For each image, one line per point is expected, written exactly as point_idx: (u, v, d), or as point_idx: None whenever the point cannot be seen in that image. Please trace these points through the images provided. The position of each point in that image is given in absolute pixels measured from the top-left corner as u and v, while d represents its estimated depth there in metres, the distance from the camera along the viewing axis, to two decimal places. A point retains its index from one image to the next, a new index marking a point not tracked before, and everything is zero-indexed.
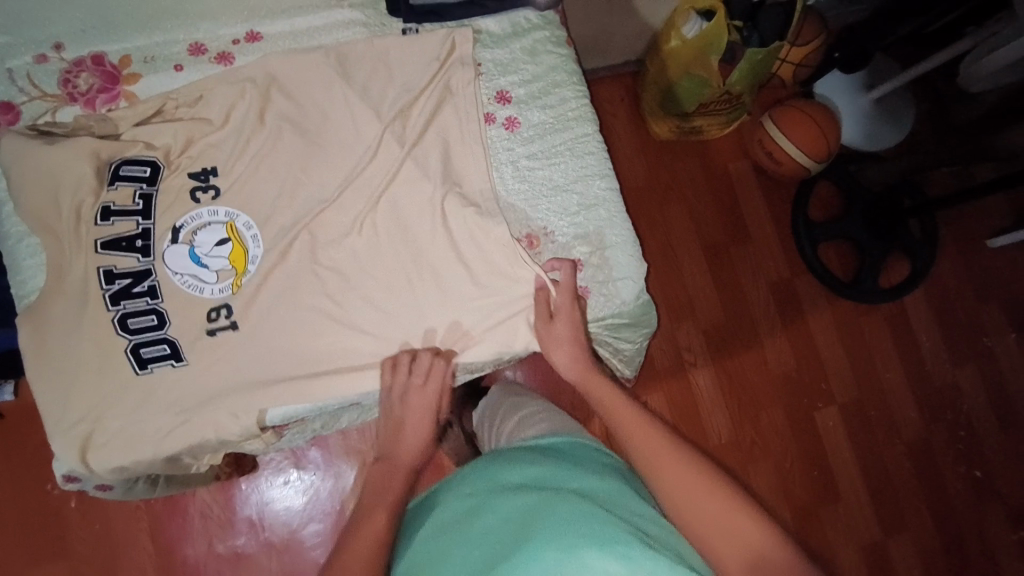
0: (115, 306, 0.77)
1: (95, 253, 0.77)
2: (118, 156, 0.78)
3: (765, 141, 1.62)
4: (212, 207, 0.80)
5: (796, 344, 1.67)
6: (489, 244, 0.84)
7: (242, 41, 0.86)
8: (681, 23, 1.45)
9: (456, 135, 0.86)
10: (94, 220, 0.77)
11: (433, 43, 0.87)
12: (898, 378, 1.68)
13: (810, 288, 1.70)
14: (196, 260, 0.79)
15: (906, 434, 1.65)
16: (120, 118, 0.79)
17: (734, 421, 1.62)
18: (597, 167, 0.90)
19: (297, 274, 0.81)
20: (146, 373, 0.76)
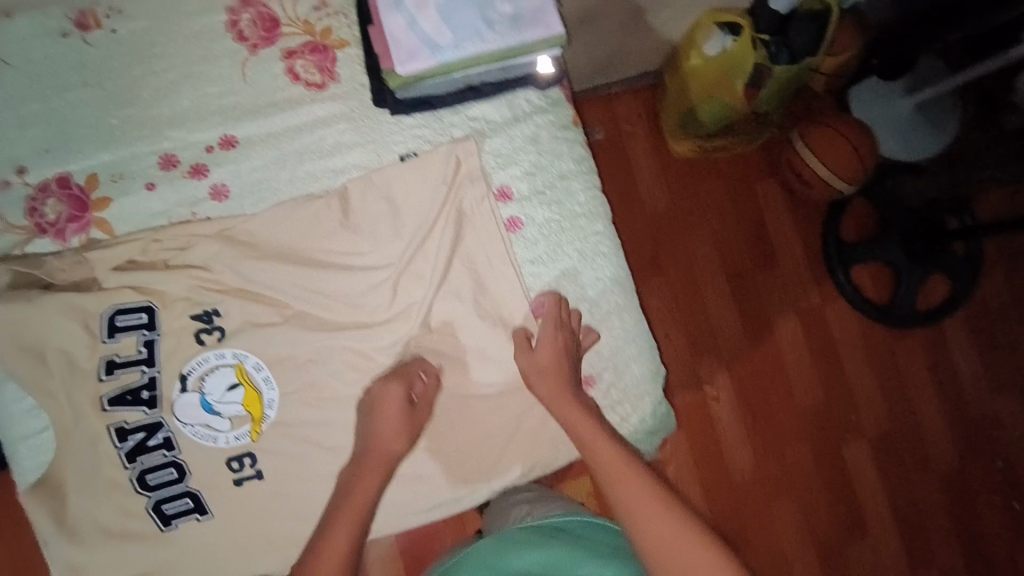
0: (132, 463, 0.73)
1: (104, 412, 0.73)
2: (109, 306, 0.73)
3: (794, 161, 1.49)
4: (219, 348, 0.76)
5: (825, 374, 1.57)
6: (491, 360, 0.81)
7: (216, 148, 0.78)
8: (702, 40, 1.29)
9: (467, 252, 0.82)
10: (98, 375, 0.73)
11: (437, 165, 0.81)
12: (934, 409, 1.59)
13: (842, 317, 1.60)
14: (208, 408, 0.75)
15: (939, 464, 1.57)
16: (96, 261, 0.73)
17: (757, 457, 1.53)
18: (611, 273, 0.83)
19: (297, 407, 0.77)
20: (170, 530, 0.74)
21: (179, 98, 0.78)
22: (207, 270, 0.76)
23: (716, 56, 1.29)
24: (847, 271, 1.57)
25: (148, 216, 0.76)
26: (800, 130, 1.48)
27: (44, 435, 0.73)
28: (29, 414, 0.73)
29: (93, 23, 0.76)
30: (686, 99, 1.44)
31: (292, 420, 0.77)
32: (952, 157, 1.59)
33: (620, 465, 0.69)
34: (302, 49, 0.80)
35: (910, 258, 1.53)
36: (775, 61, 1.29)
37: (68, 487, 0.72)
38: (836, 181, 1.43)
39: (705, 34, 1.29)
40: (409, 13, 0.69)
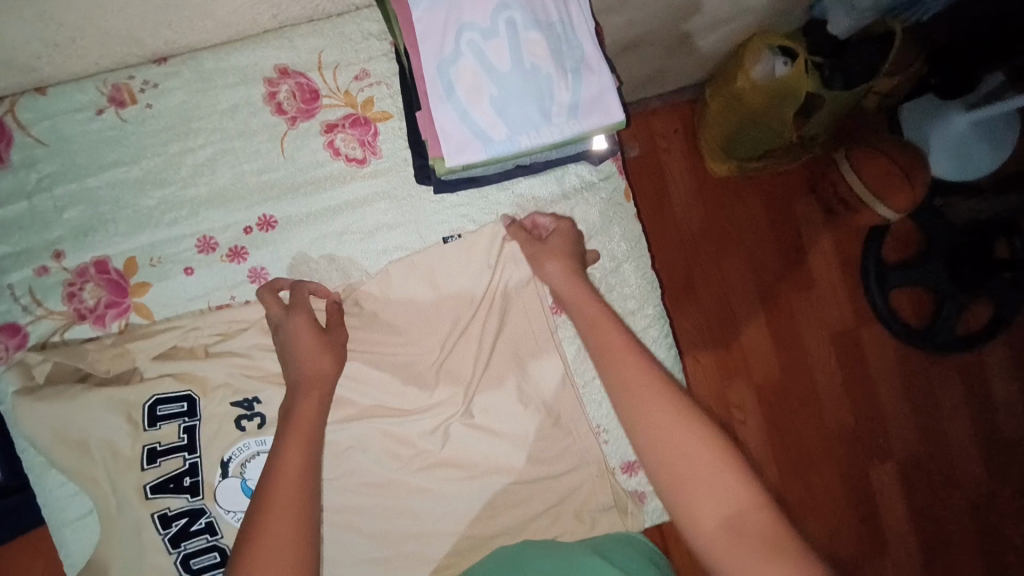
0: (175, 548, 0.71)
1: (146, 500, 0.70)
2: (150, 395, 0.72)
3: (839, 187, 1.42)
4: (261, 434, 0.73)
5: (857, 400, 1.54)
6: (532, 446, 0.80)
7: (254, 229, 0.76)
8: (751, 63, 1.21)
9: (512, 333, 0.80)
10: (140, 464, 0.71)
11: (479, 246, 0.78)
12: (967, 435, 1.55)
13: (877, 341, 1.55)
14: (251, 494, 0.72)
15: (969, 492, 1.54)
16: (138, 350, 0.73)
17: (782, 481, 1.50)
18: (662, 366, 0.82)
19: (339, 495, 0.76)
20: None
21: (216, 175, 0.75)
22: (252, 357, 0.74)
23: (765, 80, 1.20)
24: (885, 296, 1.52)
25: (188, 299, 0.75)
26: (846, 153, 1.40)
27: (90, 519, 0.74)
28: (77, 499, 0.74)
29: (128, 97, 0.73)
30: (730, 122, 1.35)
31: (336, 510, 0.76)
32: (1004, 183, 1.52)
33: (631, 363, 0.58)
34: (342, 121, 0.77)
35: (954, 283, 1.48)
36: (828, 85, 1.20)
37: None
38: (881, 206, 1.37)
39: (755, 56, 1.21)
40: (460, 104, 0.65)
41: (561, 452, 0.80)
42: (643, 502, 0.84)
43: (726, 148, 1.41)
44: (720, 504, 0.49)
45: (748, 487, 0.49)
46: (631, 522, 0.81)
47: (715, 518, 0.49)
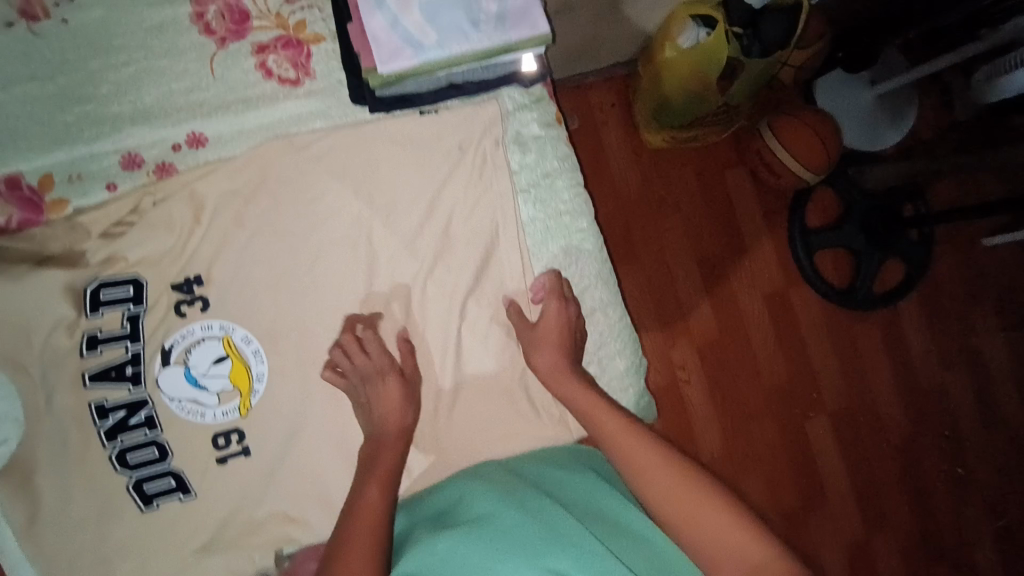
0: (111, 441, 0.72)
1: (83, 388, 0.71)
2: (94, 281, 0.71)
3: (763, 153, 1.53)
4: (205, 319, 0.74)
5: (790, 356, 1.64)
6: (484, 367, 0.82)
7: (183, 146, 0.74)
8: (676, 33, 1.30)
9: (447, 249, 0.81)
10: (80, 351, 0.70)
11: (465, 129, 0.81)
12: (889, 383, 1.68)
13: (805, 301, 1.66)
14: (194, 383, 0.74)
15: (894, 436, 1.67)
16: (91, 221, 0.71)
17: (727, 438, 1.59)
18: (595, 271, 0.84)
19: (271, 416, 0.76)
20: (152, 509, 0.72)
21: (141, 93, 0.73)
22: (187, 271, 0.74)
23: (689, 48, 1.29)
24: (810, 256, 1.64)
25: (105, 212, 0.71)
26: (769, 123, 1.50)
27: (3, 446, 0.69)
28: None
29: (41, 11, 0.71)
30: (660, 94, 1.44)
31: (271, 427, 0.76)
32: (907, 148, 1.68)
33: (646, 451, 0.70)
34: (274, 42, 0.77)
35: (868, 240, 1.62)
36: (747, 55, 1.26)
37: (34, 482, 0.69)
38: (804, 170, 1.48)
39: (679, 27, 1.30)
40: (391, 12, 0.67)
41: (498, 424, 0.82)
42: None
43: (659, 121, 1.50)
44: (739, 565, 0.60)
45: (759, 544, 0.61)
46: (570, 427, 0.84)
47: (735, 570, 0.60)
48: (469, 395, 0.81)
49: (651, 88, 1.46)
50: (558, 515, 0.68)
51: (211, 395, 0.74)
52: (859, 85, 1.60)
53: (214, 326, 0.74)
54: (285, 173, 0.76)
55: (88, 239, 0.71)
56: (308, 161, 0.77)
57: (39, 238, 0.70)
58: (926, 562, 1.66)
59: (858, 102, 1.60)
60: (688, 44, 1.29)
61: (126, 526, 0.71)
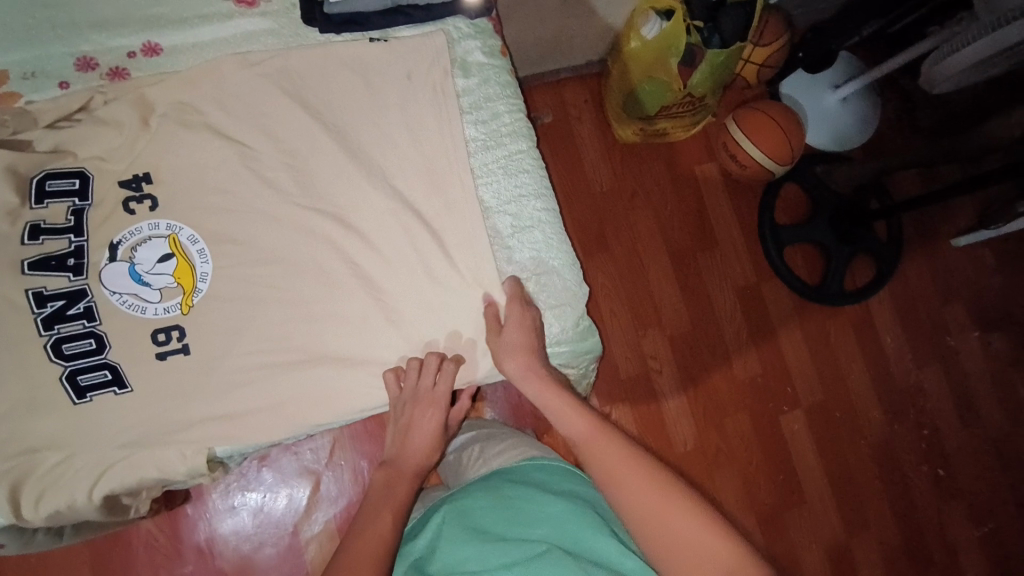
0: (48, 330, 0.72)
1: (21, 276, 0.71)
2: (40, 171, 0.72)
3: (730, 145, 1.56)
4: (153, 219, 0.75)
5: (763, 350, 1.63)
6: (426, 286, 0.80)
7: (138, 54, 0.78)
8: (640, 23, 1.37)
9: (388, 170, 0.82)
10: (21, 239, 0.72)
11: (414, 57, 0.84)
12: (864, 381, 1.65)
13: (777, 294, 1.66)
14: (137, 279, 0.74)
15: (870, 434, 1.62)
16: (41, 111, 0.74)
17: (699, 428, 1.56)
18: (532, 186, 0.85)
19: (212, 318, 0.76)
20: (85, 403, 0.72)
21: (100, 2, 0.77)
22: (136, 169, 0.75)
23: (653, 37, 1.35)
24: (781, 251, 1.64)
25: (56, 106, 0.74)
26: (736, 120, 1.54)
27: None
28: None
29: None
30: (628, 85, 1.48)
31: (209, 327, 0.76)
32: (871, 144, 1.71)
33: (616, 451, 0.65)
34: None
35: (837, 237, 1.62)
36: (708, 46, 1.32)
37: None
38: (770, 163, 1.52)
39: (643, 19, 1.37)
40: None
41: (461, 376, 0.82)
42: None
43: (627, 112, 1.53)
44: (705, 567, 0.55)
45: (728, 542, 0.56)
46: None
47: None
48: (417, 320, 0.80)
49: (620, 79, 1.50)
50: (541, 560, 0.62)
51: (154, 294, 0.75)
52: (823, 88, 1.64)
53: (161, 228, 0.75)
54: (233, 87, 0.78)
55: (34, 128, 0.74)
56: (255, 73, 0.79)
57: None
58: (907, 566, 1.58)
59: (823, 104, 1.65)
60: (651, 33, 1.35)
61: (57, 418, 0.71)
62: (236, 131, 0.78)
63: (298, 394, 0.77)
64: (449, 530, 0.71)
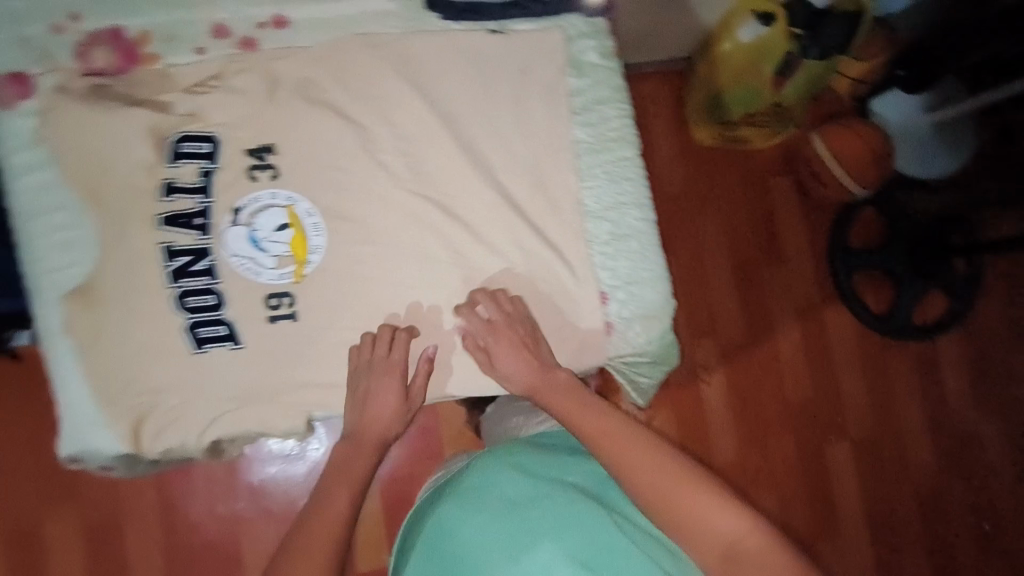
0: (176, 282, 0.79)
1: (156, 229, 0.77)
2: (177, 132, 0.77)
3: (810, 160, 1.53)
4: (273, 188, 0.79)
5: (816, 375, 1.59)
6: (518, 282, 0.83)
7: (268, 26, 0.80)
8: (737, 25, 1.30)
9: (491, 161, 0.83)
10: (157, 195, 0.77)
11: (529, 51, 0.84)
12: (917, 422, 1.61)
13: (838, 320, 1.61)
14: (255, 244, 0.79)
15: (916, 476, 1.59)
16: (180, 75, 0.78)
17: (740, 443, 1.55)
18: (633, 195, 0.85)
19: (324, 290, 0.81)
20: (202, 352, 0.79)
21: None
22: (262, 139, 0.79)
23: (750, 40, 1.31)
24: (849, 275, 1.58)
25: (193, 70, 0.78)
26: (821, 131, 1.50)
27: (73, 270, 0.77)
28: (65, 249, 0.77)
29: None
30: (715, 86, 1.44)
31: (320, 297, 0.81)
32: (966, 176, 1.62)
33: (627, 436, 0.67)
34: None
35: (913, 269, 1.52)
36: (806, 56, 1.26)
37: (100, 308, 0.78)
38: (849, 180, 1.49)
39: (741, 21, 1.30)
40: None
41: None
42: (610, 335, 0.84)
43: (709, 114, 1.50)
44: (720, 541, 0.59)
45: (741, 520, 0.59)
46: (591, 352, 0.83)
47: (716, 549, 0.59)
48: None
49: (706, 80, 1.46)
50: (568, 504, 0.68)
51: (269, 262, 0.80)
52: None
53: (279, 198, 0.80)
54: (355, 68, 0.80)
55: (172, 90, 0.77)
56: (376, 56, 0.81)
57: (134, 82, 0.77)
58: None
59: None
60: (747, 37, 1.30)
61: (177, 363, 0.79)
62: (354, 112, 0.80)
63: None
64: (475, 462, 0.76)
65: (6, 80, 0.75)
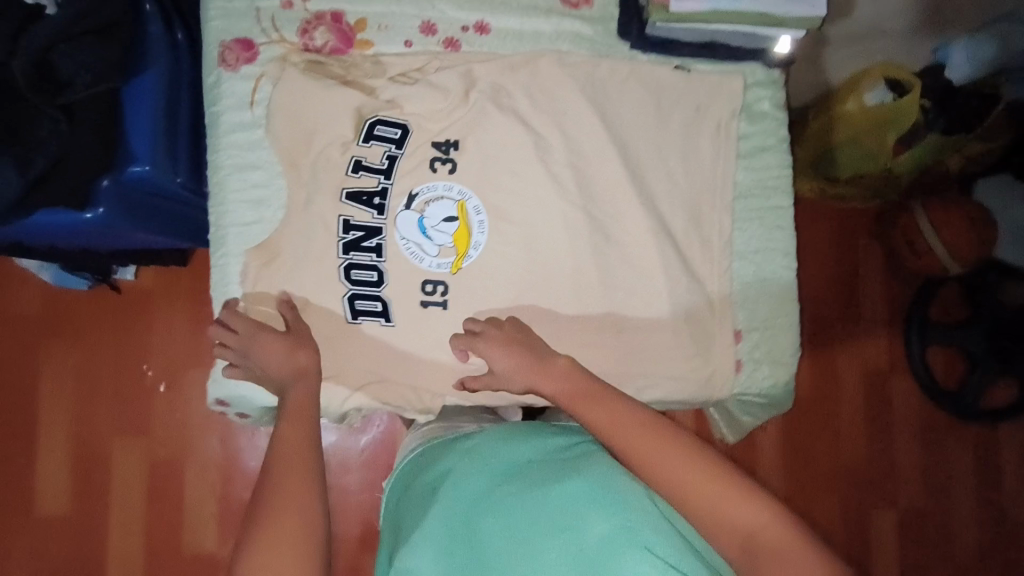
0: (345, 254, 0.83)
1: (339, 202, 0.83)
2: (375, 115, 0.83)
3: (909, 232, 1.46)
4: (449, 181, 0.84)
5: (873, 440, 1.59)
6: (657, 309, 0.86)
7: (470, 30, 0.86)
8: (866, 87, 1.23)
9: (650, 186, 0.87)
10: (346, 169, 0.83)
11: (706, 93, 0.87)
12: (968, 507, 1.60)
13: (904, 391, 1.61)
14: (423, 231, 0.84)
15: (959, 558, 1.59)
16: (390, 64, 0.83)
17: (788, 492, 1.56)
18: (783, 244, 0.87)
19: (472, 279, 0.85)
20: (356, 323, 0.84)
21: None
22: (449, 135, 0.84)
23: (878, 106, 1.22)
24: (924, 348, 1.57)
25: (399, 62, 0.83)
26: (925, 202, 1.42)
27: (258, 227, 0.83)
28: (254, 206, 0.83)
29: None
30: (824, 142, 1.35)
31: (467, 287, 0.85)
32: None
33: (628, 417, 0.64)
34: None
35: (990, 352, 1.51)
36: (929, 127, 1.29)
37: (279, 264, 0.83)
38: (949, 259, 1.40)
39: (869, 82, 1.24)
40: None
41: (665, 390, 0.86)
42: (738, 372, 0.86)
43: (813, 169, 1.41)
44: (737, 532, 0.55)
45: (760, 512, 0.55)
46: (719, 383, 0.86)
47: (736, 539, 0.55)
48: (645, 336, 0.86)
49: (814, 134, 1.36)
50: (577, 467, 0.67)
51: (433, 249, 0.84)
52: None
53: (450, 190, 0.84)
54: (547, 82, 0.85)
55: (381, 77, 0.83)
56: (568, 74, 0.85)
57: (349, 65, 0.83)
58: None
59: None
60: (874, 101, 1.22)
61: (334, 328, 0.84)
62: (536, 122, 0.85)
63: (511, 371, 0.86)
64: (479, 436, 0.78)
65: (234, 43, 0.82)
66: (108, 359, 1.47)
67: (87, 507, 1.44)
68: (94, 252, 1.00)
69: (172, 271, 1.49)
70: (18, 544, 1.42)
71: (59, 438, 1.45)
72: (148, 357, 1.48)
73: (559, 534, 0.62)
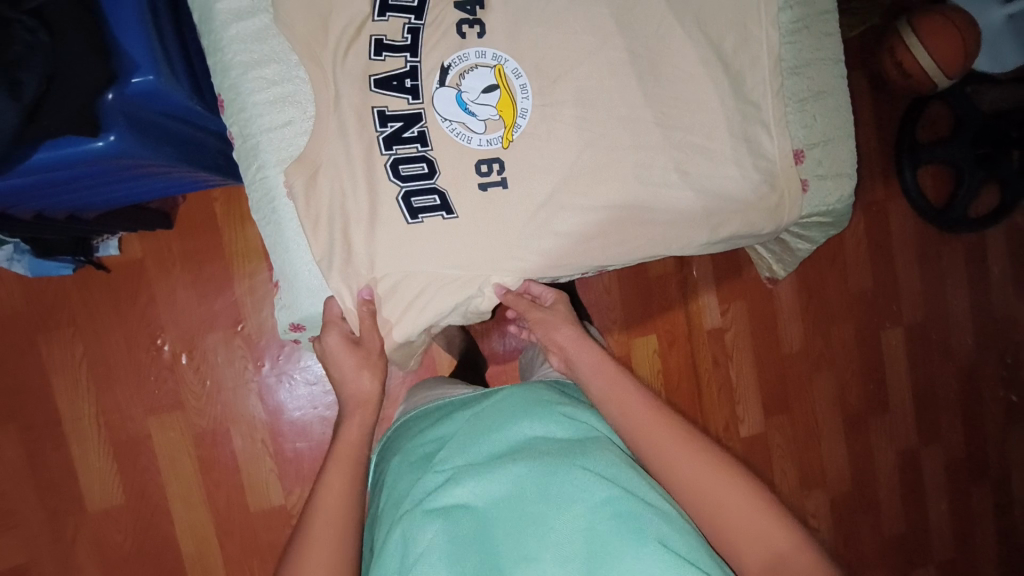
0: (387, 150, 0.76)
1: (370, 92, 0.75)
2: None
3: (897, 52, 1.40)
4: (480, 46, 0.77)
5: (878, 265, 1.67)
6: (715, 142, 0.83)
7: None
8: None
9: (692, 11, 0.81)
10: (368, 54, 0.75)
11: None
12: (963, 309, 1.74)
13: (901, 215, 1.66)
14: (463, 107, 0.77)
15: (960, 357, 1.74)
16: None
17: (808, 333, 1.64)
18: (830, 50, 0.88)
19: (528, 151, 0.79)
20: (417, 223, 0.78)
21: None
22: None
23: None
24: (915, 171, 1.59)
25: None
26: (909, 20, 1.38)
27: (291, 128, 0.76)
28: (280, 106, 0.75)
29: None
30: None
31: (523, 156, 0.79)
32: None
33: (676, 448, 0.75)
34: None
35: (974, 160, 1.55)
36: None
37: (320, 173, 0.76)
38: (939, 74, 1.36)
39: None
40: None
41: (734, 221, 0.86)
42: (805, 192, 0.88)
43: None
44: (768, 550, 0.68)
45: (783, 535, 0.68)
46: (786, 200, 0.86)
47: (760, 558, 0.68)
48: (712, 170, 0.83)
49: None
50: (587, 453, 0.74)
51: (479, 124, 0.77)
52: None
53: (484, 55, 0.77)
54: None
55: None
56: None
57: None
58: (966, 477, 1.77)
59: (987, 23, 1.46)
60: None
61: (394, 230, 0.77)
62: None
63: (585, 238, 0.81)
64: (484, 414, 0.82)
65: None
66: (115, 341, 1.36)
67: (139, 491, 1.38)
68: (83, 195, 0.88)
69: (157, 235, 1.35)
70: (75, 543, 1.37)
71: (88, 432, 1.36)
72: (158, 331, 1.37)
73: (565, 507, 0.67)
